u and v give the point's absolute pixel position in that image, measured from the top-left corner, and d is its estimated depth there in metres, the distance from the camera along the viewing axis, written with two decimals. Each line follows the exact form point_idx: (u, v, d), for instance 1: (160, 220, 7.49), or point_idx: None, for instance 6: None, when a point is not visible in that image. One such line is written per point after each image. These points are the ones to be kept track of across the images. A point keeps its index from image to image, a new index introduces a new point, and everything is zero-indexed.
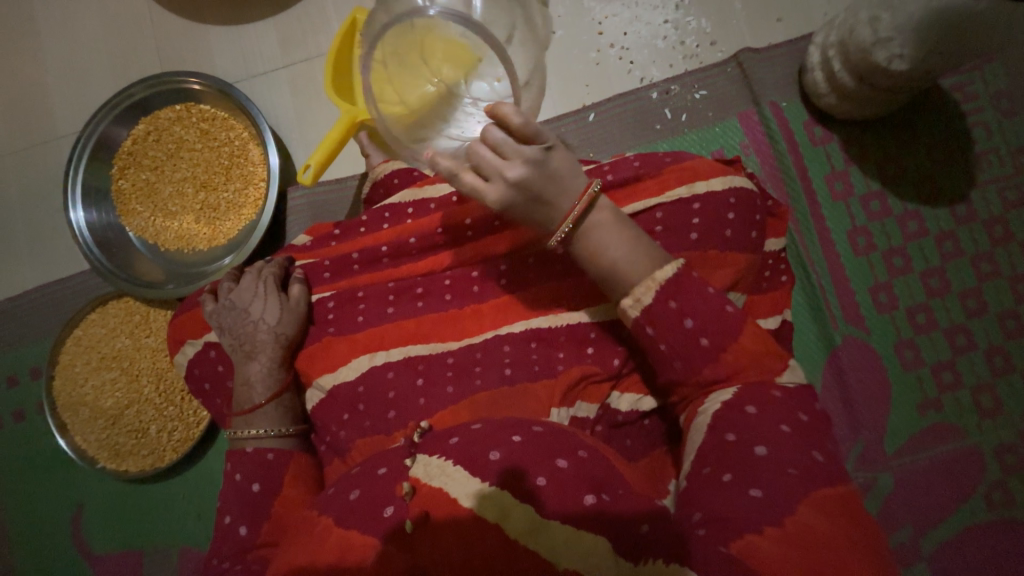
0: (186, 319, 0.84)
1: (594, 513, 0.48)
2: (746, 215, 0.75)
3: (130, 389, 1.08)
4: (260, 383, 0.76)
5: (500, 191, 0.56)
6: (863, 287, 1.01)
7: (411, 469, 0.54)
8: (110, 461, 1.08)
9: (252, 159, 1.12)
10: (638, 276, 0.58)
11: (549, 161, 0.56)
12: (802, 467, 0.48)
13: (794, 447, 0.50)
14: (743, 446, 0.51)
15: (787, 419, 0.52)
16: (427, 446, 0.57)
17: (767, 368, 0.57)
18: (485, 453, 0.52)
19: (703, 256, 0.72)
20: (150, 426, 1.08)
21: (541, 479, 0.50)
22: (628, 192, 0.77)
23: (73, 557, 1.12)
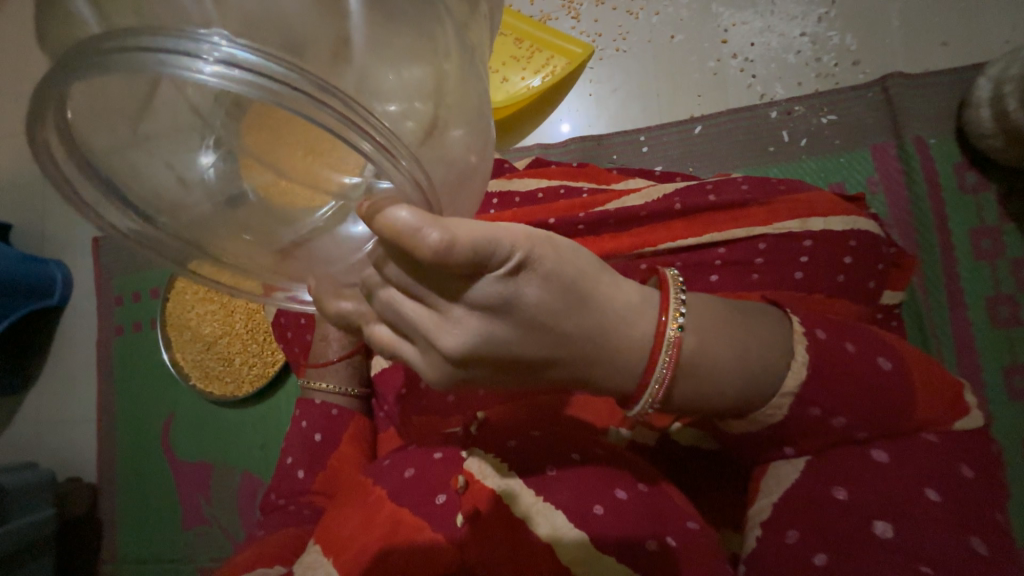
0: None
1: (651, 559, 0.47)
2: (868, 260, 0.66)
3: (224, 322, 1.21)
4: (335, 341, 0.82)
5: (462, 339, 0.39)
6: (995, 365, 0.86)
7: (467, 463, 0.56)
8: (200, 381, 1.23)
9: None
10: (771, 391, 0.44)
11: (516, 276, 0.37)
12: (948, 559, 0.39)
13: (944, 523, 0.41)
14: (862, 515, 0.42)
15: (936, 484, 0.43)
16: (488, 440, 0.59)
17: (922, 411, 0.46)
18: (542, 468, 0.54)
19: (805, 297, 0.63)
20: (236, 359, 1.21)
21: (599, 507, 0.50)
22: (728, 217, 0.72)
23: (160, 456, 1.30)
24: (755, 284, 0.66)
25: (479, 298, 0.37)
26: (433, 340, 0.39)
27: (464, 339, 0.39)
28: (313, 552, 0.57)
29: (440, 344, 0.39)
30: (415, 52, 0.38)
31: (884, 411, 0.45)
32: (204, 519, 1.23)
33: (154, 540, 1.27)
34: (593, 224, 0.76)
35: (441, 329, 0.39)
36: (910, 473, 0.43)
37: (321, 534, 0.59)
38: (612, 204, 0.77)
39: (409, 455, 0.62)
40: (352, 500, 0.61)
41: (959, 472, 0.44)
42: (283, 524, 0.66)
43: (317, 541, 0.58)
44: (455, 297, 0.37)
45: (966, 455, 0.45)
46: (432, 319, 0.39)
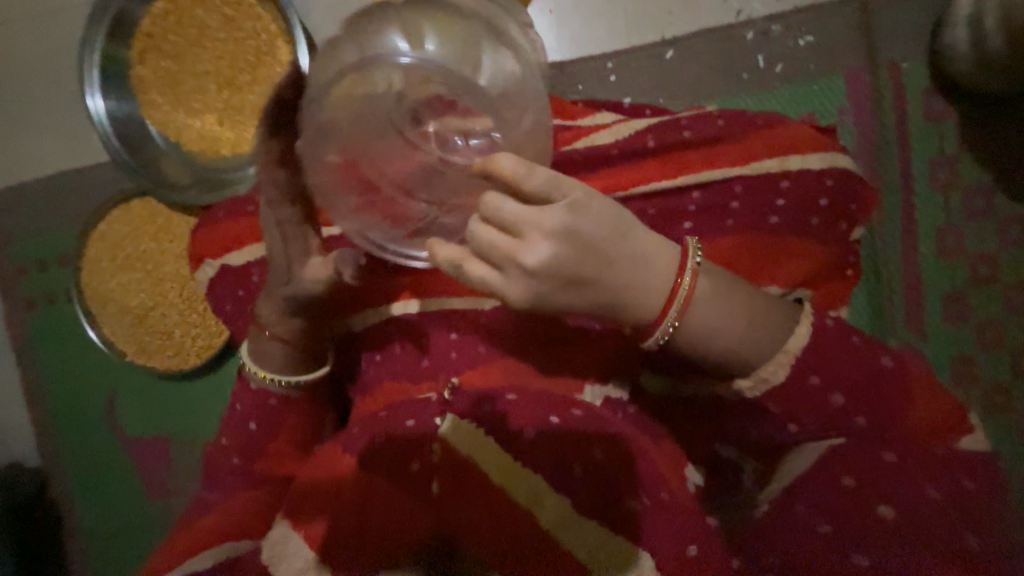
0: (207, 235, 0.80)
1: (630, 518, 0.50)
2: (842, 202, 0.64)
3: (154, 292, 1.08)
4: (278, 323, 0.61)
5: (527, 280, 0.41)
6: (937, 293, 0.90)
7: (441, 428, 0.55)
8: (138, 355, 1.12)
9: (279, 58, 1.00)
10: (771, 350, 0.46)
11: (588, 212, 0.40)
12: (924, 529, 0.46)
13: (942, 518, 0.46)
14: (839, 479, 0.49)
15: (931, 474, 0.48)
16: (460, 403, 0.57)
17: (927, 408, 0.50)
18: (520, 430, 0.54)
19: (779, 243, 0.62)
20: (175, 330, 1.09)
21: (579, 468, 0.52)
22: (705, 157, 0.67)
23: (107, 434, 1.22)
24: (731, 231, 0.63)
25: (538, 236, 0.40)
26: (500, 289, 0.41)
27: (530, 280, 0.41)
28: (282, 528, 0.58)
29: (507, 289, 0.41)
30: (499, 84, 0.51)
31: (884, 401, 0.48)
32: (169, 492, 1.20)
33: (119, 517, 1.23)
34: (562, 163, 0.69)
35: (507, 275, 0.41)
36: (915, 473, 0.48)
37: (287, 510, 0.59)
38: (579, 147, 0.69)
39: (369, 425, 0.59)
40: (316, 474, 0.59)
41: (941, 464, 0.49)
42: (244, 508, 0.63)
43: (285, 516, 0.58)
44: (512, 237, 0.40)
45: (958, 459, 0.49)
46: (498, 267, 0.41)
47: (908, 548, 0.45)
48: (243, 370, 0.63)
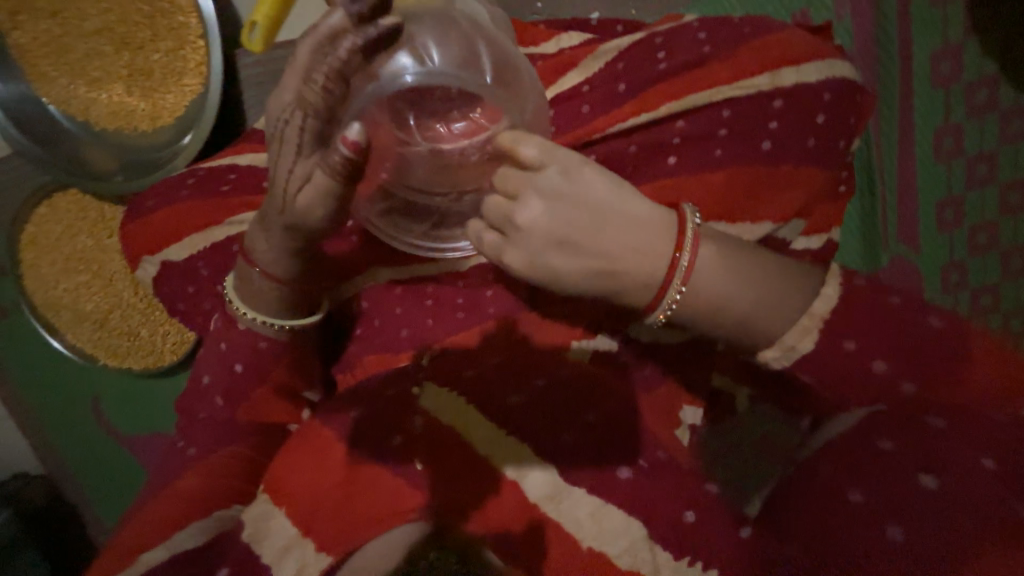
0: (141, 230, 0.71)
1: (623, 486, 0.45)
2: (840, 119, 0.57)
3: (106, 294, 0.99)
4: (272, 262, 0.54)
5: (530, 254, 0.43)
6: (929, 201, 0.83)
7: (420, 400, 0.51)
8: (110, 359, 1.05)
9: (179, 3, 0.84)
10: (792, 316, 0.42)
11: (579, 180, 0.42)
12: (980, 503, 0.36)
13: (1000, 497, 0.36)
14: (868, 429, 0.41)
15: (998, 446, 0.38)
16: (442, 375, 0.52)
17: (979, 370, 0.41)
18: (503, 398, 0.49)
19: (773, 171, 0.56)
20: (141, 330, 1.02)
21: (567, 435, 0.47)
22: (685, 82, 0.60)
23: (103, 437, 1.19)
24: (720, 162, 0.56)
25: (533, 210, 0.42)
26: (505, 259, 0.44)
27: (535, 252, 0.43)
28: (264, 505, 0.48)
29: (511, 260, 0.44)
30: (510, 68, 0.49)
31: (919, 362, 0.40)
32: None
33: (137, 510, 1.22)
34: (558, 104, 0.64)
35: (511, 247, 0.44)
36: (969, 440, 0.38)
37: (269, 484, 0.50)
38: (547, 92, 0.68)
39: (338, 409, 0.53)
40: (285, 455, 0.51)
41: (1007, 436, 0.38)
42: None
43: (266, 491, 0.49)
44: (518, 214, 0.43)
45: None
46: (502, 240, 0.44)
47: (960, 522, 0.35)
48: (230, 309, 0.57)
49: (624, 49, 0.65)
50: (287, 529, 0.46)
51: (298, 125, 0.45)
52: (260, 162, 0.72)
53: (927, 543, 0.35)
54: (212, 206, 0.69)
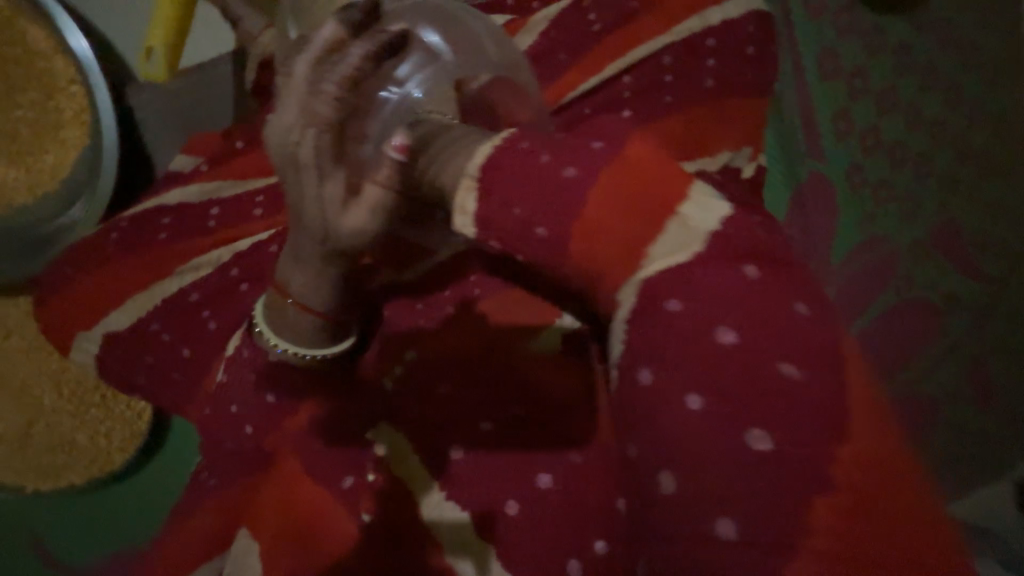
0: (65, 304, 0.61)
1: (548, 499, 0.40)
2: (765, 48, 0.62)
3: (19, 403, 0.83)
4: (311, 293, 0.43)
5: (374, 212, 0.33)
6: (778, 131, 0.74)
7: (375, 445, 0.47)
8: (41, 482, 0.86)
9: (37, 46, 0.72)
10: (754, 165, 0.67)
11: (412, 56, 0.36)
12: (808, 424, 0.22)
13: (770, 350, 0.23)
14: (654, 299, 0.25)
15: (793, 313, 0.24)
16: (398, 408, 0.47)
17: (691, 249, 0.25)
18: (444, 451, 0.45)
19: (721, 103, 0.60)
20: (76, 436, 0.85)
21: (506, 504, 0.41)
22: (623, 38, 0.63)
23: None
24: (673, 105, 0.60)
25: (319, 147, 0.32)
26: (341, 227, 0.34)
27: (373, 204, 0.33)
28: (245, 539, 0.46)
29: (353, 224, 0.34)
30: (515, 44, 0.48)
31: (613, 238, 0.25)
32: None
33: None
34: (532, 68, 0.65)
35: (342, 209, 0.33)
36: (773, 347, 0.23)
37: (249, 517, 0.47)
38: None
39: (314, 449, 0.48)
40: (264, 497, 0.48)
41: (802, 304, 0.24)
42: None
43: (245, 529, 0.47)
44: (303, 150, 0.32)
45: (806, 286, 0.25)
46: (326, 202, 0.34)
47: (818, 465, 0.21)
48: (258, 338, 0.47)
49: (554, 18, 0.66)
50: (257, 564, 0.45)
51: (315, 145, 0.32)
52: (189, 196, 0.65)
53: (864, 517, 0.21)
54: (158, 258, 0.62)
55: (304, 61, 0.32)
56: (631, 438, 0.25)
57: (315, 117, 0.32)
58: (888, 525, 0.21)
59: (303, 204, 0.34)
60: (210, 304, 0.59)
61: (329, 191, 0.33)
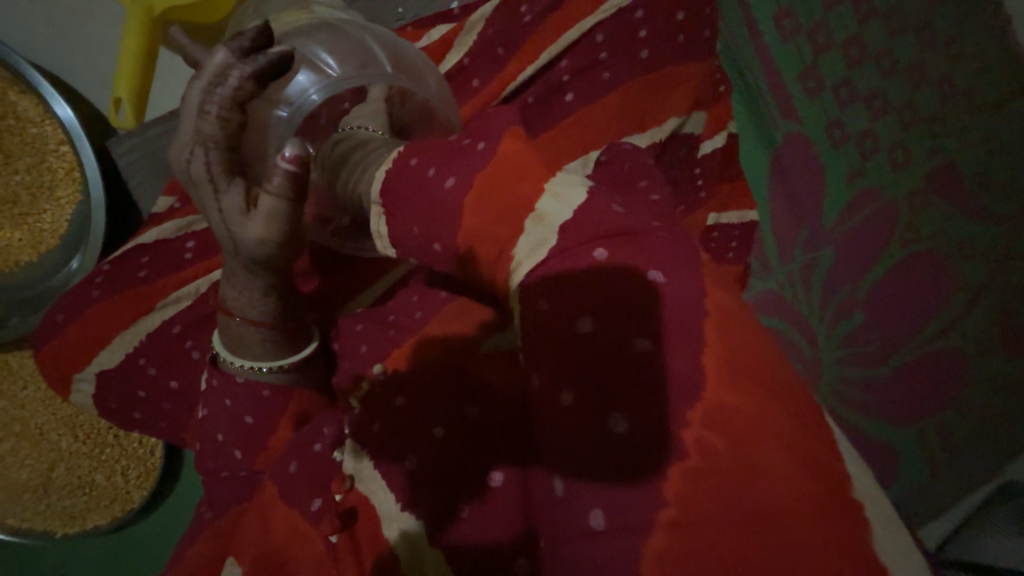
0: (60, 349, 0.64)
1: (501, 498, 0.36)
2: (698, 12, 0.62)
3: (41, 451, 0.87)
4: (248, 306, 0.50)
5: (267, 217, 0.39)
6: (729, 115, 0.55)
7: (341, 462, 0.43)
8: (70, 525, 0.90)
9: (28, 115, 0.78)
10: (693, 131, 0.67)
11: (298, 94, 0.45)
12: (664, 397, 0.26)
13: (620, 327, 0.28)
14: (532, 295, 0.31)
15: (643, 286, 0.29)
16: (365, 420, 0.44)
17: (547, 240, 0.31)
18: (402, 460, 0.40)
19: (657, 73, 0.62)
20: (96, 477, 0.89)
21: (465, 509, 0.36)
22: (555, 23, 0.64)
23: None
24: (611, 82, 0.61)
25: (211, 165, 0.39)
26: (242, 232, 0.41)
27: (266, 211, 0.39)
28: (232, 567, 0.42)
29: (252, 230, 0.40)
30: (409, 68, 0.56)
31: (491, 241, 0.33)
32: None
33: None
34: (474, 68, 0.68)
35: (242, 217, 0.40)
36: (611, 318, 0.28)
37: (235, 543, 0.43)
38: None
39: (284, 466, 0.46)
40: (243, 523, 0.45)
41: (656, 275, 0.29)
42: None
43: (230, 556, 0.42)
44: (197, 166, 0.39)
45: (659, 258, 0.30)
46: (228, 211, 0.41)
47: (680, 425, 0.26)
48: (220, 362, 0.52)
49: (489, 16, 0.68)
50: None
51: (208, 163, 0.39)
52: (165, 232, 0.68)
53: (709, 472, 0.25)
54: (138, 295, 0.64)
55: (196, 90, 0.38)
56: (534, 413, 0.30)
57: (207, 138, 0.39)
58: (745, 477, 0.24)
59: (209, 215, 0.41)
60: (190, 332, 0.61)
61: (225, 201, 0.40)
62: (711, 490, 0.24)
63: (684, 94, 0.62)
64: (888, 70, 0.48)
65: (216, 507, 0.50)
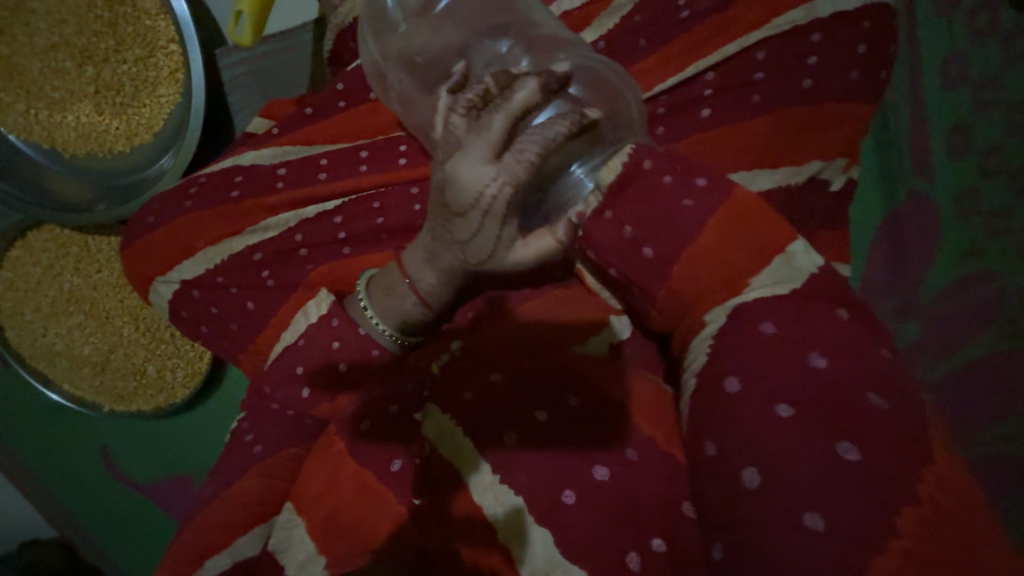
0: (146, 248, 0.65)
1: (606, 492, 0.35)
2: (881, 46, 0.54)
3: (104, 331, 0.92)
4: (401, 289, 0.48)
5: (476, 159, 0.36)
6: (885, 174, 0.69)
7: (422, 427, 0.42)
8: (116, 403, 0.97)
9: (144, 6, 0.77)
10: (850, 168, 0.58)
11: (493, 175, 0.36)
12: (901, 454, 0.27)
13: (847, 390, 0.29)
14: (796, 353, 0.31)
15: (860, 401, 0.29)
16: (450, 386, 0.43)
17: (791, 283, 0.34)
18: (497, 436, 0.39)
19: (817, 109, 0.54)
20: (147, 366, 0.94)
21: (569, 496, 0.36)
22: (715, 27, 0.58)
23: (108, 491, 1.04)
24: (758, 107, 0.55)
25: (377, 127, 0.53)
26: (450, 171, 0.37)
27: (484, 153, 0.36)
28: (290, 513, 0.43)
29: (459, 173, 0.36)
30: (596, 83, 0.45)
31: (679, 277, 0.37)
32: None
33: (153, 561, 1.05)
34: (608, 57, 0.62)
35: (459, 152, 0.36)
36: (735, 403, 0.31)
37: (293, 494, 0.44)
38: None
39: (344, 423, 0.45)
40: (305, 473, 0.44)
41: (732, 381, 0.32)
42: None
43: (290, 501, 0.43)
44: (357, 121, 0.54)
45: (739, 359, 0.33)
46: (449, 131, 0.37)
47: (824, 478, 0.27)
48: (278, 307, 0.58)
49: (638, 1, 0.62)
50: (308, 544, 0.40)
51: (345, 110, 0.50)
52: (264, 159, 0.68)
53: (853, 533, 0.25)
54: (224, 215, 0.64)
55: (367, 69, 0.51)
56: (710, 435, 0.32)
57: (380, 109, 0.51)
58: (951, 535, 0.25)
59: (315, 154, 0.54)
60: (269, 263, 0.61)
61: None
62: (849, 540, 0.25)
63: (837, 137, 0.55)
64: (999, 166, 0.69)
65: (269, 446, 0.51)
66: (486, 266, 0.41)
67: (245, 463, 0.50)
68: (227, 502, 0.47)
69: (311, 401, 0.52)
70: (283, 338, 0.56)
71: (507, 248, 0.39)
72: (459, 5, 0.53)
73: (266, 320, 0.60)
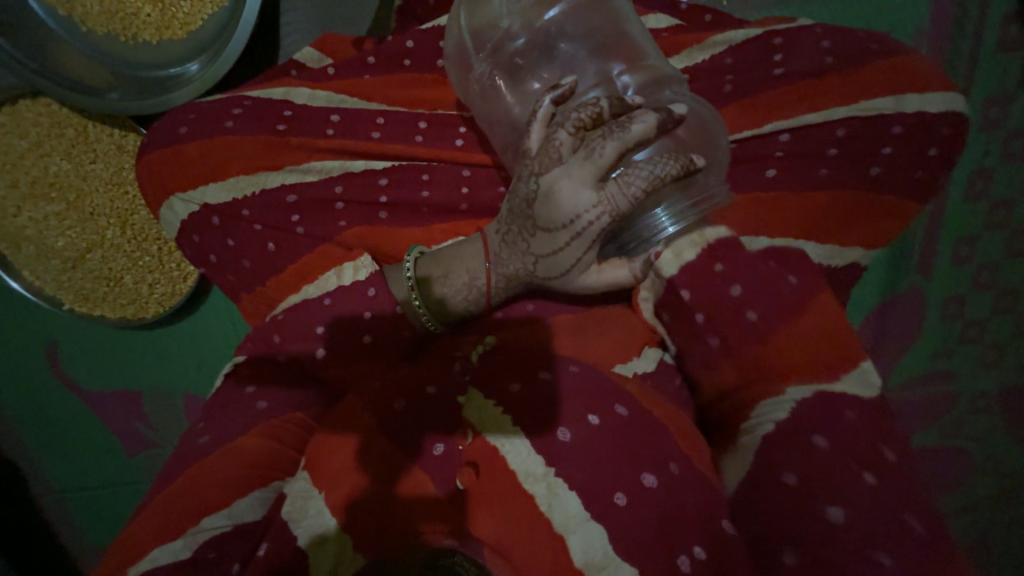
0: (170, 160, 0.60)
1: (649, 497, 0.39)
2: (944, 155, 0.57)
3: (83, 229, 0.85)
4: (457, 288, 0.49)
5: (579, 183, 0.39)
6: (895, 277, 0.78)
7: (466, 413, 0.43)
8: (79, 305, 0.90)
9: None
10: None
11: (587, 197, 0.39)
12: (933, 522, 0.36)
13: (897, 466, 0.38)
14: (873, 429, 0.39)
15: (911, 478, 0.38)
16: (495, 379, 0.44)
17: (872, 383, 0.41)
18: (553, 431, 0.41)
19: (874, 197, 0.56)
20: (124, 276, 0.88)
21: (620, 496, 0.38)
22: (805, 90, 0.58)
23: (54, 393, 0.97)
24: (822, 182, 0.56)
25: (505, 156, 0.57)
26: (550, 188, 0.40)
27: (587, 178, 0.39)
28: (305, 483, 0.42)
29: (559, 192, 0.39)
30: (701, 129, 0.45)
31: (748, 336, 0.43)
32: (152, 443, 0.98)
33: (93, 471, 0.99)
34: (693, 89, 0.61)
35: (563, 171, 0.39)
36: (821, 457, 0.38)
37: (310, 460, 0.43)
38: None
39: (372, 401, 0.44)
40: (317, 443, 0.44)
41: (818, 439, 0.39)
42: None
43: (306, 471, 0.42)
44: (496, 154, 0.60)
45: (821, 422, 0.39)
46: (552, 145, 0.39)
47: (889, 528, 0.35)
48: (304, 258, 0.56)
49: (735, 44, 0.62)
50: (324, 516, 0.40)
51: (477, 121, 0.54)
52: (314, 100, 0.63)
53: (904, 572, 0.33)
54: (263, 148, 0.60)
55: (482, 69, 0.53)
56: (789, 471, 0.38)
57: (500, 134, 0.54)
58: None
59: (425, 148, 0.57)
60: (303, 209, 0.58)
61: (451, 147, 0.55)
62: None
63: (883, 229, 0.58)
64: (989, 283, 0.76)
65: (273, 399, 0.49)
66: (557, 280, 0.44)
67: (247, 415, 0.48)
68: (226, 454, 0.45)
69: (324, 365, 0.50)
70: (303, 291, 0.54)
71: (583, 268, 0.42)
72: (567, 14, 0.52)
73: (287, 267, 0.56)
